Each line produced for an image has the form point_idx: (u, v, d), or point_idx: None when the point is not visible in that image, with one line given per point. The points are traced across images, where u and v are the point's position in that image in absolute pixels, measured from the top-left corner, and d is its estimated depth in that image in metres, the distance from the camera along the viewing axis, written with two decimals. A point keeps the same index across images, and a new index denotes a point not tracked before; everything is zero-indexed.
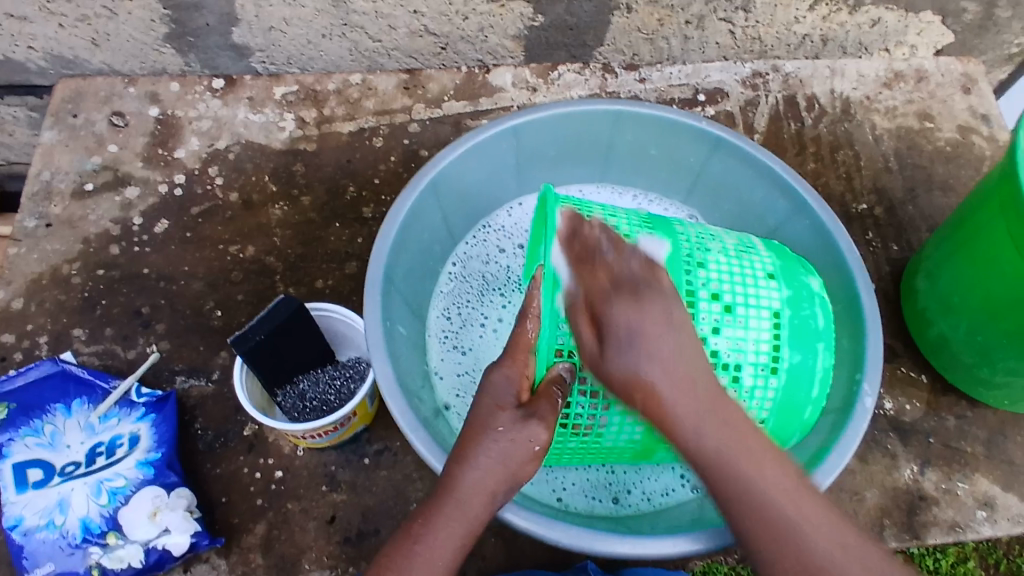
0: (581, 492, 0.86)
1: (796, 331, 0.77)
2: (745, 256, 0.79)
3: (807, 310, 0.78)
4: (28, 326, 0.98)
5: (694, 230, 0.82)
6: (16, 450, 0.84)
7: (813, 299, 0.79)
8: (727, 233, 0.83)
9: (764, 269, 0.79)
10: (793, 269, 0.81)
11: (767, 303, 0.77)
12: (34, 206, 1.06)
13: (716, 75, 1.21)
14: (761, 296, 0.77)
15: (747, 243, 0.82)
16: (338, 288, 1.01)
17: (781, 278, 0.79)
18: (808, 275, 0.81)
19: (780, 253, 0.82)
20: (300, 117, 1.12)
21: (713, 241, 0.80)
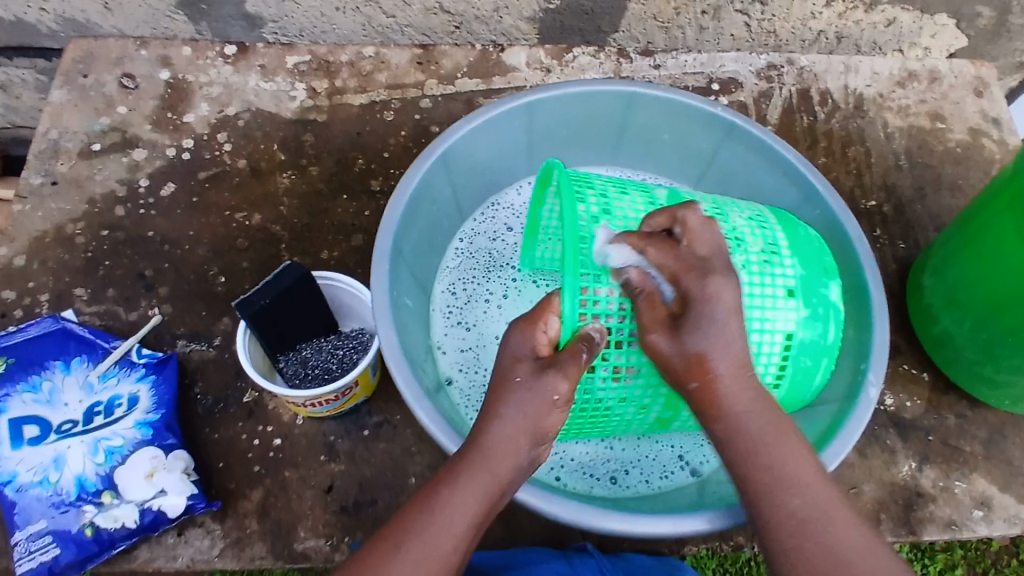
0: (579, 470, 0.87)
1: (805, 351, 0.76)
2: (768, 267, 0.76)
3: (819, 326, 0.77)
4: (30, 283, 0.97)
5: (717, 232, 0.77)
6: (13, 405, 0.83)
7: (828, 316, 0.77)
8: (751, 233, 0.78)
9: (785, 285, 0.76)
10: (813, 282, 0.77)
11: (781, 326, 0.75)
12: (40, 163, 1.05)
13: (731, 65, 1.19)
14: (777, 318, 0.75)
15: (772, 244, 0.78)
16: (343, 259, 1.01)
17: (801, 295, 0.76)
18: (829, 283, 0.78)
19: (804, 258, 0.78)
20: (310, 87, 1.11)
21: (736, 249, 0.76)
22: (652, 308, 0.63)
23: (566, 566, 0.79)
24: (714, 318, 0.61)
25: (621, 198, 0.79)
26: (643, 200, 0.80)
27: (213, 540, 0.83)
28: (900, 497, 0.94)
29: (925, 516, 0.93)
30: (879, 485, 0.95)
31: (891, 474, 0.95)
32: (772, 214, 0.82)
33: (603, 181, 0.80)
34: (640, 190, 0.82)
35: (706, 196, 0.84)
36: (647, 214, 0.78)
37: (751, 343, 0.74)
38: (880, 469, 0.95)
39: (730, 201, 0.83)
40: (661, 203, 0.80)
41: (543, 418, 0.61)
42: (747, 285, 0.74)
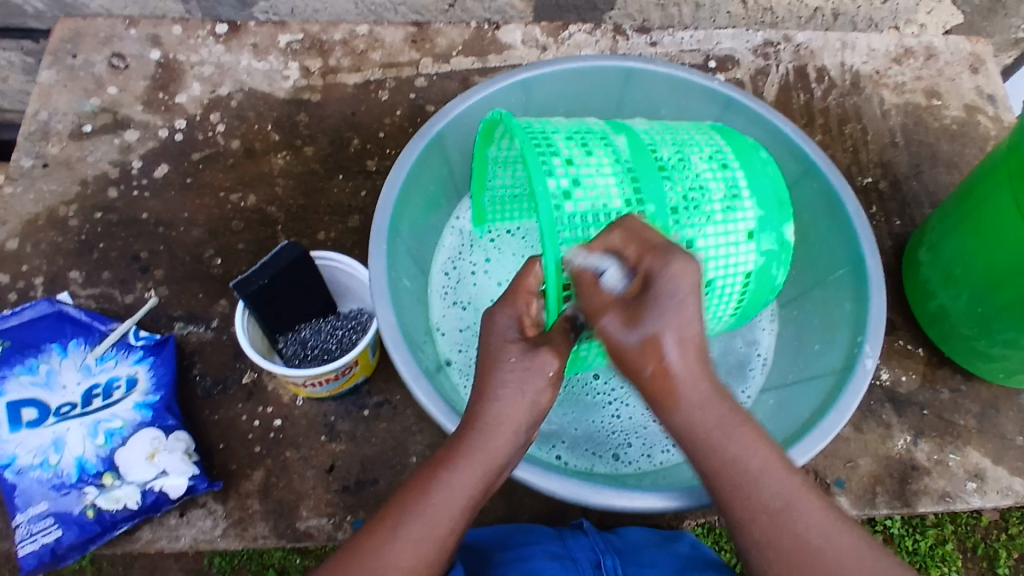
0: (580, 448, 0.87)
1: (759, 290, 0.82)
2: (731, 215, 0.77)
3: (775, 267, 0.80)
4: (23, 267, 0.96)
5: (682, 184, 0.76)
6: (10, 387, 0.82)
7: (782, 255, 0.80)
8: (714, 177, 0.77)
9: (745, 227, 0.77)
10: (771, 221, 0.79)
11: (742, 265, 0.78)
12: (31, 145, 1.03)
13: (728, 42, 1.19)
14: (739, 260, 0.78)
15: (733, 184, 0.78)
16: (340, 240, 1.01)
17: (760, 235, 0.78)
18: (787, 225, 0.80)
19: (763, 196, 0.79)
20: (304, 66, 1.10)
21: (702, 200, 0.76)
22: (597, 293, 0.57)
23: (561, 547, 0.78)
24: (672, 298, 0.55)
25: (587, 157, 0.73)
26: (608, 156, 0.74)
27: (215, 520, 0.82)
28: (896, 470, 0.96)
29: (920, 489, 0.95)
30: (875, 459, 0.96)
31: (887, 448, 0.96)
32: (727, 143, 0.81)
33: (565, 137, 0.74)
34: (600, 139, 0.76)
35: (666, 133, 0.80)
36: (615, 173, 0.74)
37: (715, 287, 0.78)
38: (876, 444, 0.96)
39: (687, 137, 0.80)
40: (625, 153, 0.76)
41: (545, 391, 0.61)
42: (711, 233, 0.76)
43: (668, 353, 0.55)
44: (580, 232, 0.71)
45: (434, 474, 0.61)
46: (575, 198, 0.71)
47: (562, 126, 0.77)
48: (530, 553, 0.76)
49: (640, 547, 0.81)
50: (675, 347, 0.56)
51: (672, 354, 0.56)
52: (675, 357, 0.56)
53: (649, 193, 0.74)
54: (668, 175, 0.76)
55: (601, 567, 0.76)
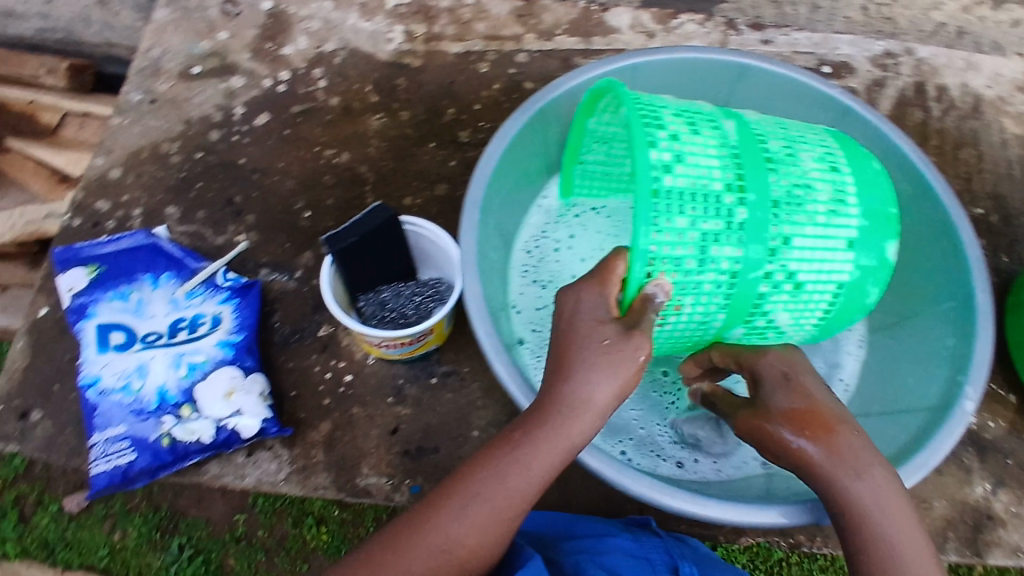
0: (644, 447, 0.86)
1: (849, 303, 0.77)
2: (834, 220, 0.72)
3: (869, 284, 0.76)
4: (124, 197, 0.99)
5: (788, 178, 0.71)
6: (101, 310, 0.86)
7: (879, 271, 0.76)
8: (821, 178, 0.73)
9: (846, 236, 0.73)
10: (874, 234, 0.75)
11: (836, 274, 0.74)
12: (142, 80, 1.06)
13: (844, 48, 1.14)
14: (834, 269, 0.73)
15: (839, 189, 0.74)
16: (425, 207, 1.01)
17: (860, 246, 0.74)
18: (891, 241, 0.75)
19: (869, 206, 0.75)
20: (408, 30, 1.10)
21: (807, 199, 0.71)
22: (727, 406, 0.70)
23: (634, 544, 0.76)
24: (783, 381, 0.66)
25: (693, 136, 0.68)
26: (715, 138, 0.69)
27: (280, 464, 0.84)
28: (971, 517, 0.91)
29: (994, 541, 0.90)
30: (950, 502, 0.91)
31: (963, 494, 0.92)
32: (837, 147, 0.77)
33: (673, 113, 0.69)
34: (709, 121, 0.71)
35: (777, 126, 0.76)
36: (720, 158, 0.69)
37: (804, 293, 0.73)
38: (952, 487, 0.92)
39: (798, 134, 0.76)
40: (733, 138, 0.71)
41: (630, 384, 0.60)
42: (812, 235, 0.71)
43: (796, 436, 0.62)
44: (673, 207, 0.65)
45: (508, 451, 0.60)
46: (676, 172, 0.66)
47: (670, 102, 0.71)
48: (598, 546, 0.76)
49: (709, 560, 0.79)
50: (797, 425, 0.63)
51: (801, 438, 0.62)
52: (808, 443, 0.62)
53: (752, 181, 0.69)
54: (774, 167, 0.71)
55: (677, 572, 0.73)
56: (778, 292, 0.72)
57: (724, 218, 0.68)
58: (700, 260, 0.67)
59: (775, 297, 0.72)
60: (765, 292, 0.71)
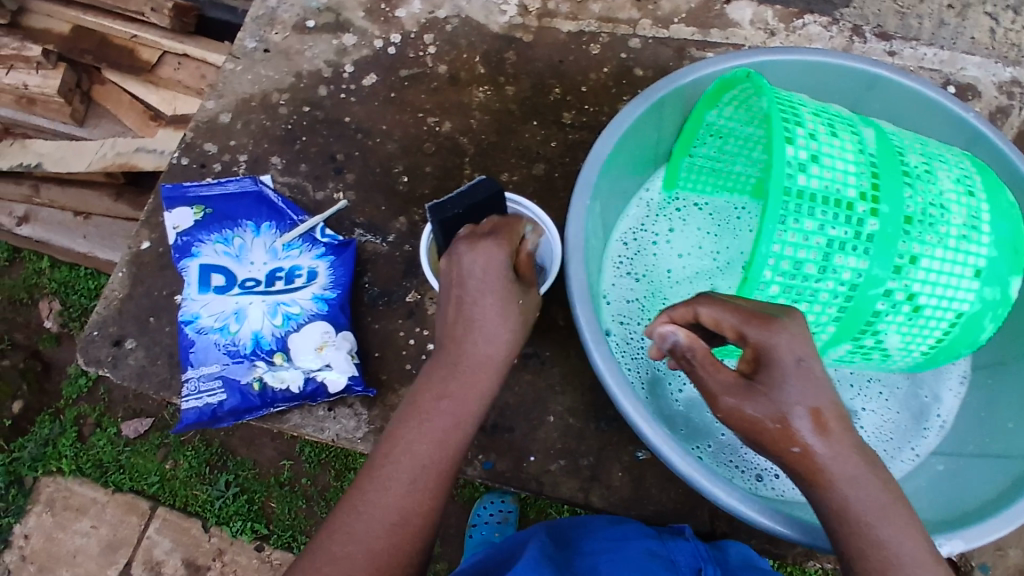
0: (723, 456, 0.84)
1: (965, 333, 0.74)
2: (964, 246, 0.69)
3: (989, 316, 0.73)
4: (231, 142, 1.01)
5: (924, 196, 0.68)
6: (205, 251, 0.88)
7: (1002, 303, 0.72)
8: (957, 200, 0.70)
9: (975, 264, 0.70)
10: (1002, 265, 0.71)
11: (958, 302, 0.71)
12: (257, 29, 1.08)
13: (973, 69, 1.08)
14: (957, 296, 0.70)
15: (974, 214, 0.71)
16: (521, 185, 1.00)
17: (987, 277, 0.71)
18: (1017, 276, 0.72)
19: (1001, 237, 0.72)
20: (522, 5, 1.09)
21: (940, 220, 0.69)
22: (716, 371, 0.59)
23: (660, 545, 0.75)
24: (796, 364, 0.58)
25: (831, 138, 0.67)
26: (852, 143, 0.68)
27: (359, 423, 0.85)
28: None
29: None
30: None
31: None
32: (977, 170, 0.73)
33: (812, 113, 0.68)
34: (848, 126, 0.70)
35: (916, 141, 0.73)
36: (856, 164, 0.67)
37: (922, 317, 0.70)
38: None
39: (937, 151, 0.73)
40: (871, 146, 0.69)
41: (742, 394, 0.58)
42: (939, 258, 0.68)
43: (807, 435, 0.57)
44: (804, 208, 0.65)
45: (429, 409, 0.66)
46: (810, 173, 0.65)
47: (808, 101, 0.70)
48: (598, 546, 0.76)
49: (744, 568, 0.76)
50: (810, 421, 0.57)
51: (813, 435, 0.57)
52: (813, 438, 0.57)
53: (886, 194, 0.67)
54: (911, 183, 0.68)
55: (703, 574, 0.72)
56: (895, 313, 0.69)
57: (853, 227, 0.66)
58: (820, 267, 0.66)
59: (891, 318, 0.70)
60: (882, 311, 0.69)
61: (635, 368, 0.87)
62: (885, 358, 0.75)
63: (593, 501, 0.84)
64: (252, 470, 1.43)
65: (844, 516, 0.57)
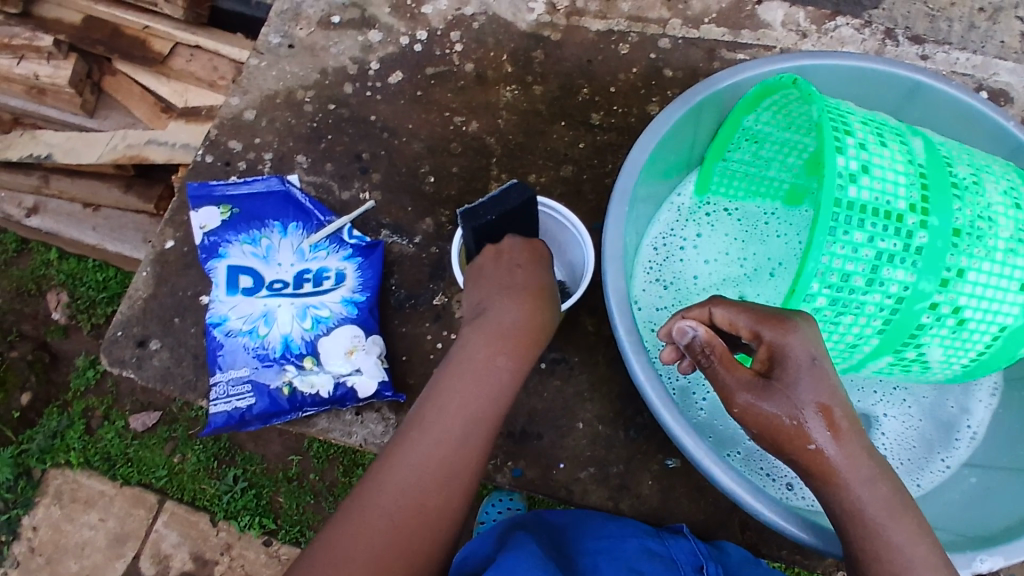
0: (754, 465, 0.83)
1: (1008, 346, 0.73)
2: (1011, 260, 0.69)
3: None
4: (255, 139, 0.99)
5: (972, 208, 0.68)
6: (233, 252, 0.87)
7: None
8: (1004, 213, 0.69)
9: (1020, 277, 0.69)
10: None
11: (1003, 316, 0.70)
12: (281, 23, 1.06)
13: (1006, 75, 1.06)
14: (1002, 309, 0.70)
15: (1021, 227, 0.70)
16: (549, 187, 0.98)
17: None
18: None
19: None
20: (551, 3, 1.07)
21: (987, 233, 0.68)
22: (731, 368, 0.59)
23: (659, 545, 0.76)
24: (812, 363, 0.57)
25: (881, 148, 0.66)
26: (901, 153, 0.68)
27: (386, 428, 0.84)
28: None
29: None
30: None
31: None
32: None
33: (861, 122, 0.68)
34: (896, 135, 0.69)
35: (962, 151, 0.72)
36: (906, 175, 0.67)
37: (966, 330, 0.70)
38: None
39: (984, 162, 0.72)
40: (919, 157, 0.68)
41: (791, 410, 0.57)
42: (985, 271, 0.68)
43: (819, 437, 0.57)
44: (853, 220, 0.64)
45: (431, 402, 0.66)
46: (861, 184, 0.64)
47: (856, 110, 0.70)
48: (597, 545, 0.76)
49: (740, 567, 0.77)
50: (822, 422, 0.57)
51: (825, 438, 0.57)
52: (828, 442, 0.57)
53: (936, 206, 0.67)
54: (959, 195, 0.68)
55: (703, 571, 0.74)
56: (939, 326, 0.69)
57: (903, 240, 0.66)
58: (868, 279, 0.65)
59: (935, 330, 0.69)
60: (927, 323, 0.68)
61: (667, 376, 0.86)
62: (925, 369, 0.74)
63: (622, 510, 0.83)
64: (260, 465, 1.42)
65: (893, 535, 0.57)
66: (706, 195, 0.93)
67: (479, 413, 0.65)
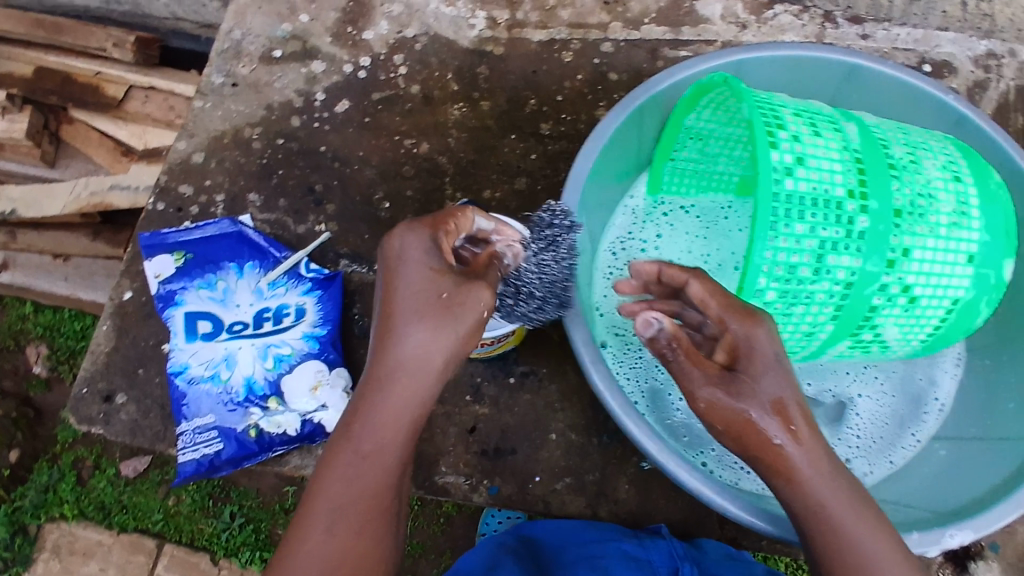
0: (727, 459, 0.83)
1: (962, 319, 0.73)
2: (955, 234, 0.69)
3: (986, 300, 0.72)
4: (206, 182, 0.99)
5: (911, 187, 0.68)
6: (189, 299, 0.86)
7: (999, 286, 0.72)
8: (945, 188, 0.70)
9: (966, 249, 0.70)
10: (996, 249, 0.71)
11: (953, 289, 0.71)
12: (223, 63, 1.05)
13: (947, 46, 1.07)
14: (952, 283, 0.70)
15: (963, 200, 0.71)
16: (505, 202, 0.99)
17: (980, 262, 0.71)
18: (1010, 259, 0.72)
19: (991, 220, 0.71)
20: (491, 17, 1.07)
21: (928, 209, 0.68)
22: (699, 362, 0.60)
23: (635, 547, 0.78)
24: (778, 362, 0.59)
25: (814, 138, 0.67)
26: (836, 142, 0.68)
27: None
28: None
29: None
30: None
31: None
32: (962, 155, 0.73)
33: (793, 114, 0.68)
34: (830, 123, 0.70)
35: (898, 131, 0.73)
36: (842, 162, 0.67)
37: (919, 307, 0.70)
38: None
39: (921, 140, 0.73)
40: (855, 143, 0.69)
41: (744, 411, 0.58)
42: (931, 248, 0.68)
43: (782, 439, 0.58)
44: (793, 212, 0.65)
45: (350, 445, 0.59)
46: (797, 176, 0.65)
47: (789, 102, 0.70)
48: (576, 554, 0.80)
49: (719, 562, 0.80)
50: (792, 421, 0.58)
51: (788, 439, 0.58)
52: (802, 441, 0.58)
53: (875, 189, 0.67)
54: (898, 175, 0.68)
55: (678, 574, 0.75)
56: (891, 306, 0.69)
57: (845, 226, 0.66)
58: (815, 269, 0.66)
59: (888, 311, 0.70)
60: (878, 304, 0.69)
61: (634, 380, 0.86)
62: (884, 349, 0.75)
63: (602, 517, 0.83)
64: (256, 499, 1.42)
65: (854, 523, 0.58)
66: (659, 194, 0.93)
67: (336, 503, 0.58)
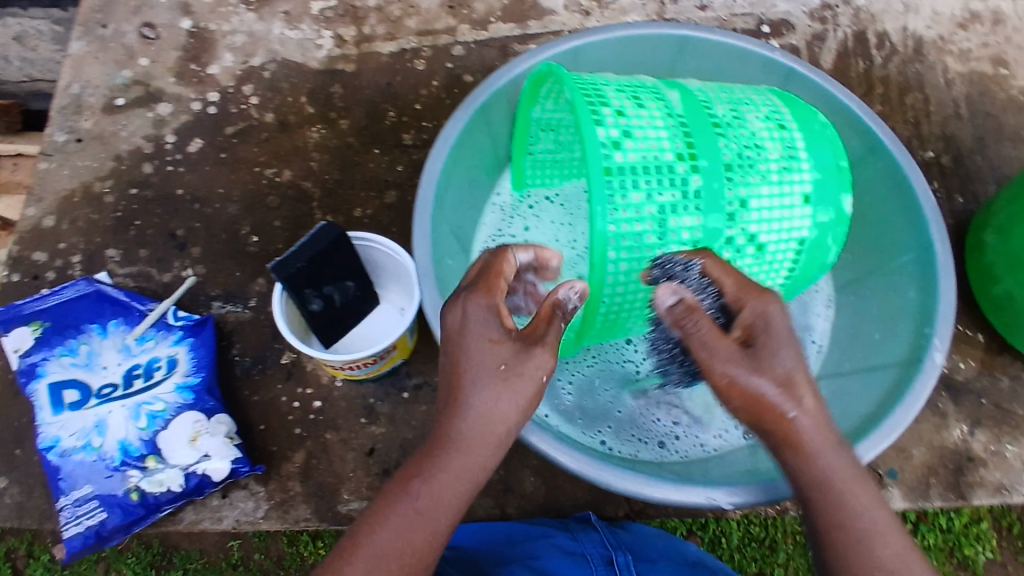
0: (625, 433, 0.85)
1: (813, 259, 0.77)
2: (787, 178, 0.72)
3: (831, 236, 0.76)
4: (61, 245, 0.95)
5: (737, 141, 0.71)
6: (51, 369, 0.82)
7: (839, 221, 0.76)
8: (771, 137, 0.73)
9: (801, 191, 0.73)
10: (830, 185, 0.74)
11: (796, 232, 0.74)
12: (64, 119, 1.01)
13: (782, 4, 1.12)
14: (794, 225, 0.73)
15: (790, 145, 0.73)
16: (377, 217, 0.98)
17: (817, 201, 0.73)
18: (846, 194, 0.74)
19: (821, 160, 0.74)
20: (338, 35, 1.06)
21: (757, 159, 0.71)
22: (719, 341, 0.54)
23: (570, 542, 0.76)
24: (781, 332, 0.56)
25: (638, 110, 0.69)
26: (659, 110, 0.70)
27: (257, 502, 0.82)
28: (950, 460, 0.91)
29: (974, 481, 0.90)
30: (929, 448, 0.91)
31: (941, 438, 0.91)
32: (785, 105, 0.76)
33: (615, 90, 0.70)
34: (652, 94, 0.72)
35: (721, 91, 0.76)
36: (667, 128, 0.69)
37: (768, 254, 0.73)
38: (930, 433, 0.91)
39: (743, 96, 0.76)
40: (678, 109, 0.71)
41: None
42: (765, 195, 0.71)
43: None
44: (627, 182, 0.66)
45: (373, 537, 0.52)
46: (625, 148, 0.66)
47: (612, 80, 0.72)
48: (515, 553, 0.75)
49: (650, 542, 0.79)
50: None
51: None
52: None
53: (703, 149, 0.69)
54: (723, 132, 0.71)
55: (612, 562, 0.73)
56: (741, 257, 0.72)
57: (679, 188, 0.68)
58: (659, 234, 0.67)
59: (738, 262, 0.72)
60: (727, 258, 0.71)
61: None
62: None
63: (511, 513, 0.83)
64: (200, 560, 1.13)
65: None
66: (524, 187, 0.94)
67: None
